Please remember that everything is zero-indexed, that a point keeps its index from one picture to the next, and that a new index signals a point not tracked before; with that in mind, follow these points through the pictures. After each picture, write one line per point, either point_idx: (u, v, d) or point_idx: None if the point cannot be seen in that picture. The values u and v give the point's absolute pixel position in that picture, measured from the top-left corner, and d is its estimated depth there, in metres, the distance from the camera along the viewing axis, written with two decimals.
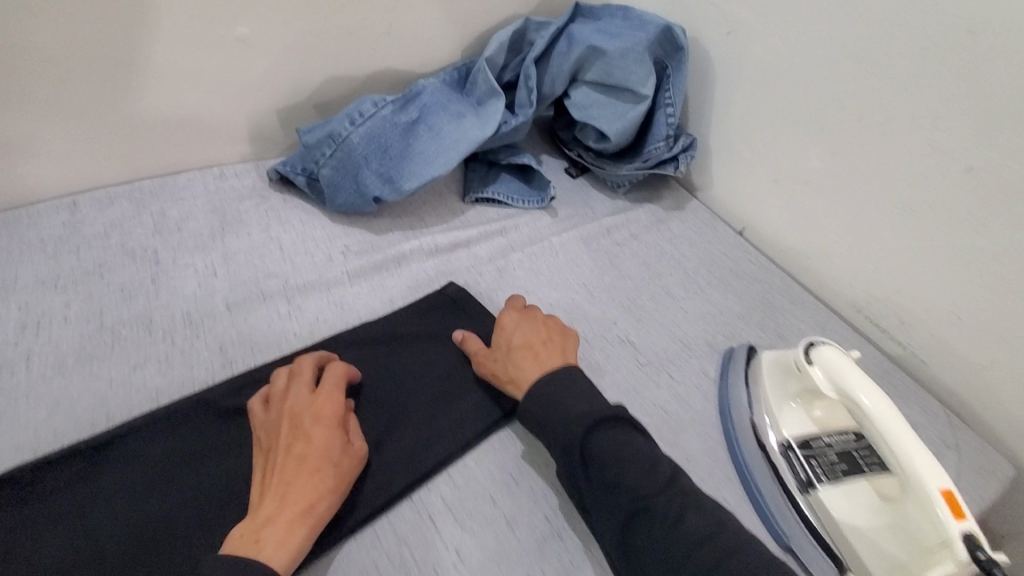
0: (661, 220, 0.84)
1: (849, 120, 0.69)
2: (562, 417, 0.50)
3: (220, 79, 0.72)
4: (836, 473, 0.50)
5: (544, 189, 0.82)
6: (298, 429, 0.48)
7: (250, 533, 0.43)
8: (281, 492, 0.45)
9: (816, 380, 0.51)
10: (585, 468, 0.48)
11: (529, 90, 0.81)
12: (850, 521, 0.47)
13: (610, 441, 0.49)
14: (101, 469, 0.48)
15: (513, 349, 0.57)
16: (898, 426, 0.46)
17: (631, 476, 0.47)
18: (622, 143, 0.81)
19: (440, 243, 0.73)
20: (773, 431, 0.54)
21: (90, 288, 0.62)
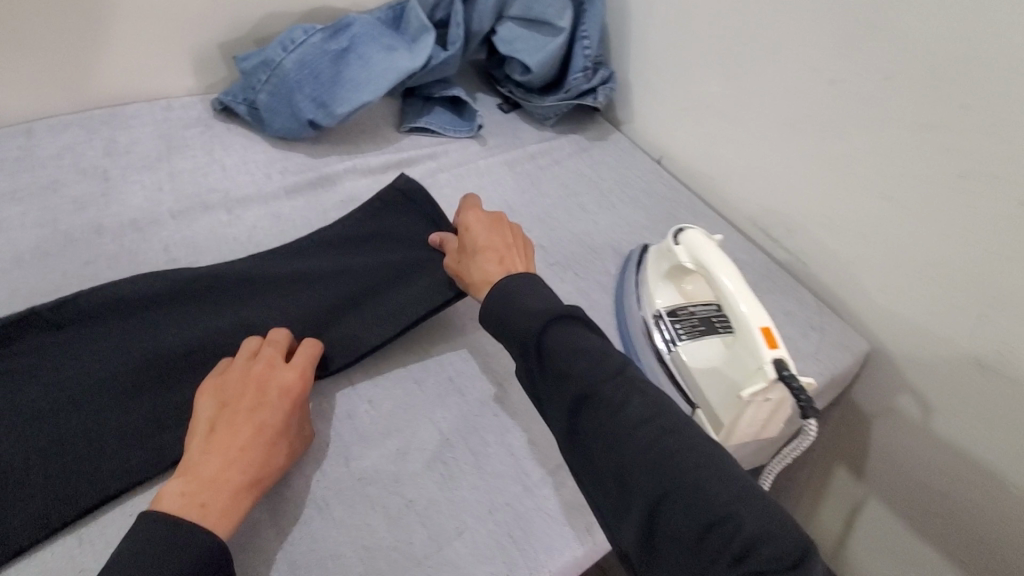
0: (584, 148, 0.91)
1: (739, 45, 0.76)
2: (518, 313, 0.51)
3: (161, 11, 0.77)
4: (694, 332, 0.60)
5: (473, 119, 0.89)
6: (263, 397, 0.49)
7: (193, 496, 0.44)
8: (230, 456, 0.46)
9: (680, 257, 0.61)
10: (538, 359, 0.49)
11: (457, 26, 0.87)
12: (699, 365, 0.58)
13: (565, 335, 0.49)
14: (54, 338, 0.54)
15: (479, 252, 0.58)
16: (736, 283, 0.56)
17: (583, 367, 0.47)
18: (545, 75, 0.88)
19: (373, 164, 0.80)
20: (649, 305, 0.63)
21: (44, 200, 0.68)
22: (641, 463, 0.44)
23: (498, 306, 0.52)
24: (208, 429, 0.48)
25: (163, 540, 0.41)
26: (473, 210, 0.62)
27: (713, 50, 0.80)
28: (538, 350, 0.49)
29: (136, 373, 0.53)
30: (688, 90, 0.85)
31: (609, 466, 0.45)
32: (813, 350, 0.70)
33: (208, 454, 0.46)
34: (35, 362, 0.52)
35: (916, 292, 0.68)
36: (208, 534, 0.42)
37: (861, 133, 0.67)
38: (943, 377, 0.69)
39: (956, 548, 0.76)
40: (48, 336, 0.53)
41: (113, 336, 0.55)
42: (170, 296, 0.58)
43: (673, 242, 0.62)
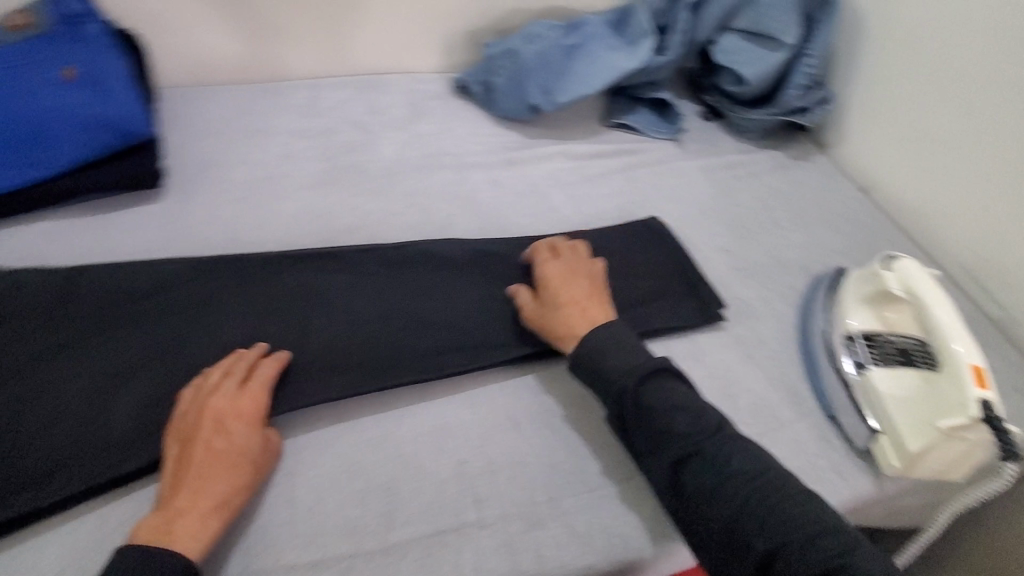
0: (783, 166, 0.91)
1: (996, 78, 0.71)
2: (616, 366, 0.55)
3: (432, 1, 0.92)
4: (888, 361, 0.59)
5: (676, 122, 0.93)
6: (219, 427, 0.50)
7: (164, 524, 0.46)
8: (216, 488, 0.47)
9: (889, 283, 0.61)
10: (632, 414, 0.52)
11: (679, 33, 0.91)
12: (889, 391, 0.57)
13: (657, 393, 0.53)
14: (333, 271, 0.65)
15: (562, 303, 0.61)
16: (951, 320, 0.56)
17: (683, 425, 0.51)
18: (758, 88, 0.89)
19: (580, 151, 0.87)
20: (842, 324, 0.63)
21: (325, 140, 0.85)
22: (757, 523, 0.46)
23: (597, 361, 0.56)
24: (176, 446, 0.50)
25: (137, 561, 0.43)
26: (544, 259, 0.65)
27: (959, 81, 0.75)
28: (613, 398, 0.54)
29: (398, 302, 0.64)
30: (917, 121, 0.81)
31: (722, 522, 0.47)
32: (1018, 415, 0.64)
33: (189, 483, 0.48)
34: (328, 278, 0.65)
35: None
36: (178, 558, 0.44)
37: None
38: None
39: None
40: (338, 259, 0.66)
41: (382, 269, 0.66)
42: (419, 246, 0.68)
43: (882, 266, 0.62)
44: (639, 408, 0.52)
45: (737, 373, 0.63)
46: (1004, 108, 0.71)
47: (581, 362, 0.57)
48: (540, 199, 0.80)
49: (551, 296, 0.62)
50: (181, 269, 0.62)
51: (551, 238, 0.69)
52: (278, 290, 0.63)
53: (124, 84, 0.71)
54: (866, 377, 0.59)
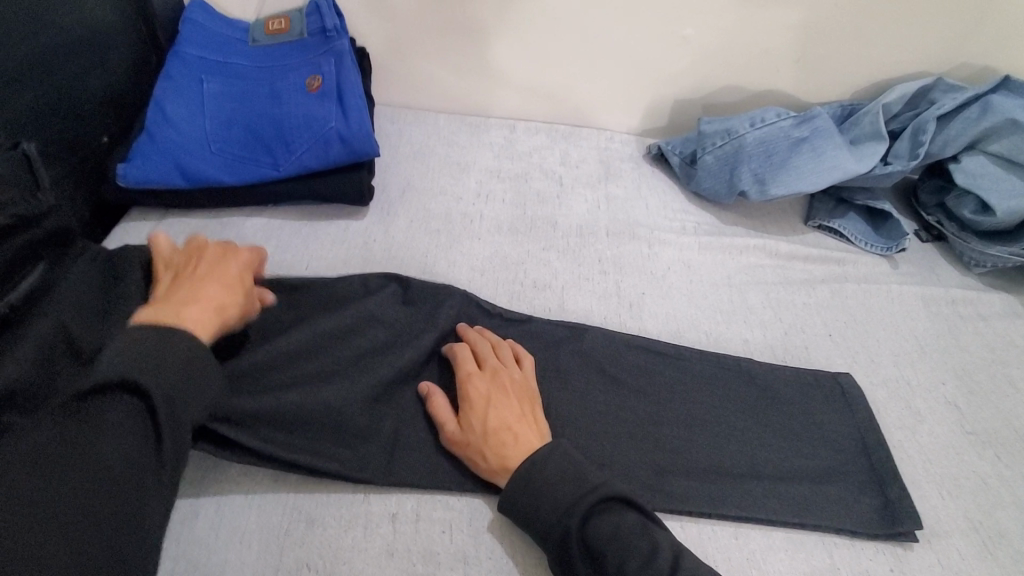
0: (1018, 313, 0.78)
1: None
2: (554, 503, 0.46)
3: (649, 65, 0.89)
4: None
5: (894, 240, 0.83)
6: (211, 259, 0.56)
7: (167, 313, 0.48)
8: (210, 295, 0.51)
9: None
10: (582, 561, 0.44)
11: (918, 144, 0.82)
12: None
13: (607, 524, 0.45)
14: (526, 338, 0.61)
15: (487, 430, 0.50)
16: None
17: (633, 567, 0.43)
18: (1007, 223, 0.77)
19: (781, 250, 0.80)
20: None
21: (517, 185, 0.83)
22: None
23: (531, 494, 0.47)
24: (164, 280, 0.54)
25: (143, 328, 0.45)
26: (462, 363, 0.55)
27: None
28: (561, 539, 0.45)
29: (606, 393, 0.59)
30: None
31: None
32: None
33: (185, 293, 0.51)
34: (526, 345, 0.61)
35: None
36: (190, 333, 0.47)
37: None
38: None
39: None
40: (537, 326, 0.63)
41: (591, 349, 0.61)
42: (609, 333, 0.63)
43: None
44: (587, 554, 0.44)
45: (974, 571, 0.52)
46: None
47: (522, 502, 0.47)
48: (736, 296, 0.73)
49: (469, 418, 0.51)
50: (379, 295, 0.60)
51: (466, 334, 0.59)
52: None
53: (361, 101, 0.71)
54: None
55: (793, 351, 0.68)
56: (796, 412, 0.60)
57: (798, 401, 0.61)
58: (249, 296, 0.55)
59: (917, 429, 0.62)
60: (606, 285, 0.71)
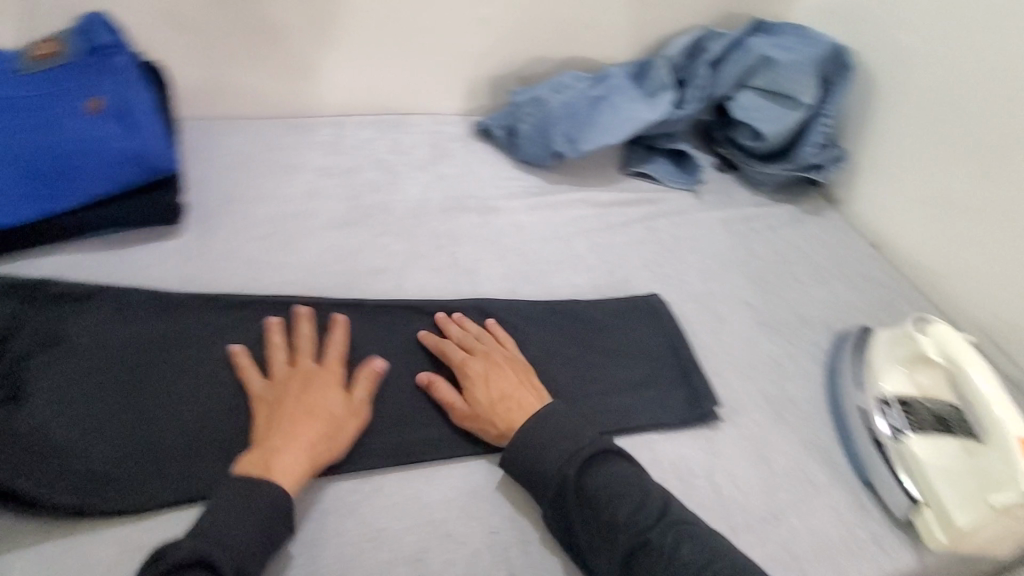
0: (798, 220, 0.92)
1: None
2: (534, 455, 0.54)
3: (461, 46, 0.93)
4: (927, 428, 0.57)
5: (693, 173, 0.96)
6: (303, 395, 0.55)
7: (263, 461, 0.51)
8: (297, 429, 0.53)
9: (924, 346, 0.60)
10: (578, 506, 0.52)
11: (697, 89, 0.94)
12: (933, 462, 0.55)
13: (605, 478, 0.52)
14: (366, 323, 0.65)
15: (490, 402, 0.57)
16: (989, 374, 0.56)
17: (626, 513, 0.50)
18: (776, 144, 0.92)
19: (601, 199, 0.88)
20: (875, 386, 0.61)
21: (347, 179, 0.84)
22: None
23: (528, 454, 0.54)
24: (265, 417, 0.55)
25: (240, 487, 0.49)
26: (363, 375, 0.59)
27: (981, 143, 0.78)
28: (557, 489, 0.53)
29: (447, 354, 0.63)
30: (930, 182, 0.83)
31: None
32: None
33: (274, 432, 0.53)
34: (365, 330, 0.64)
35: None
36: (276, 487, 0.49)
37: None
38: None
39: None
40: (375, 309, 0.65)
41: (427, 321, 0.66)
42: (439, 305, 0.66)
43: (916, 329, 0.61)
44: (581, 501, 0.52)
45: (770, 435, 0.62)
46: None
47: (526, 465, 0.54)
48: (563, 247, 0.79)
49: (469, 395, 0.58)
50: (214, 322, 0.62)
51: (441, 319, 0.64)
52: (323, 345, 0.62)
53: (154, 118, 0.69)
54: (906, 445, 0.57)
55: (615, 286, 0.75)
56: (618, 337, 0.67)
57: (620, 328, 0.68)
58: (345, 423, 0.56)
59: (720, 330, 0.72)
60: (441, 258, 0.74)
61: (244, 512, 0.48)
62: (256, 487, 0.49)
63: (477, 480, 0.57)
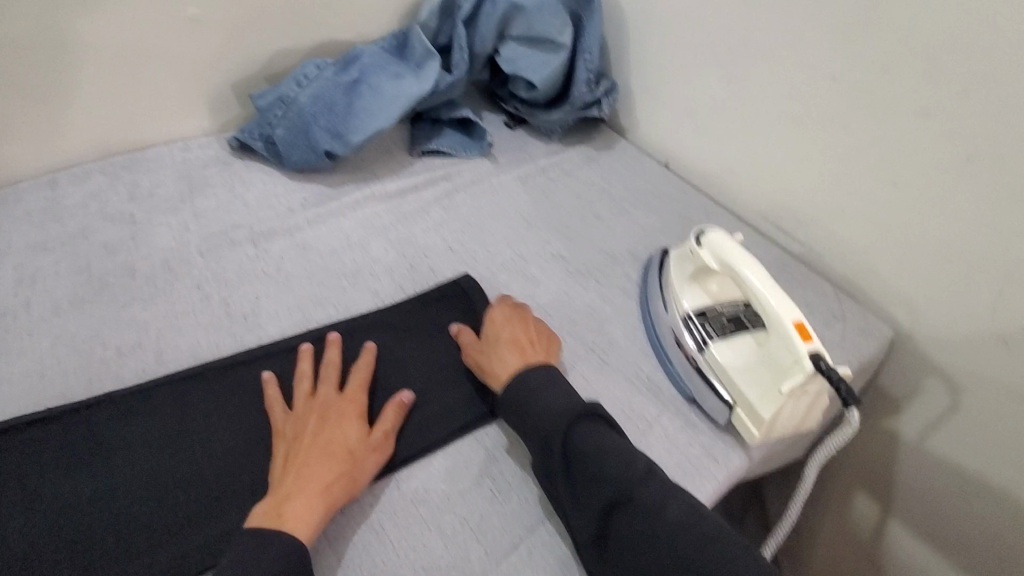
0: (592, 159, 0.93)
1: (752, 37, 0.76)
2: (582, 428, 0.51)
3: (177, 58, 0.78)
4: (725, 332, 0.60)
5: (482, 138, 0.91)
6: (325, 422, 0.52)
7: (274, 509, 0.47)
8: (310, 473, 0.49)
9: (704, 257, 0.62)
10: (561, 459, 0.50)
11: (461, 49, 0.90)
12: (733, 363, 0.58)
13: (593, 435, 0.51)
14: (135, 412, 0.55)
15: (499, 340, 0.59)
16: (756, 266, 0.58)
17: (615, 467, 0.49)
18: (550, 90, 0.91)
19: (390, 190, 0.81)
20: (676, 306, 0.64)
21: (76, 247, 0.69)
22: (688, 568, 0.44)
23: (525, 400, 0.54)
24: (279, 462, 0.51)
25: (252, 540, 0.45)
26: (505, 302, 0.64)
27: (716, 46, 0.81)
28: (544, 437, 0.52)
29: (238, 420, 0.55)
30: (690, 94, 0.87)
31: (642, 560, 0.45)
32: (837, 339, 0.70)
33: (289, 478, 0.49)
34: (129, 427, 0.54)
35: (940, 276, 0.68)
36: (291, 538, 0.45)
37: (873, 122, 0.68)
38: (973, 362, 0.68)
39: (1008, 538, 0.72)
40: (138, 398, 0.56)
41: (206, 390, 0.57)
42: (229, 363, 0.59)
43: (695, 244, 0.64)
44: (569, 459, 0.50)
45: (596, 384, 0.62)
46: (770, 61, 0.75)
47: (517, 392, 0.54)
48: (357, 254, 0.72)
49: (499, 324, 0.61)
50: None
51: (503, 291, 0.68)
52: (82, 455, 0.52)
53: None
54: (709, 354, 0.59)
55: (421, 280, 0.70)
56: (431, 335, 0.64)
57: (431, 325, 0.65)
58: (364, 462, 0.51)
59: (534, 293, 0.70)
60: (213, 309, 0.64)
61: (254, 566, 0.43)
62: (262, 548, 0.44)
63: None
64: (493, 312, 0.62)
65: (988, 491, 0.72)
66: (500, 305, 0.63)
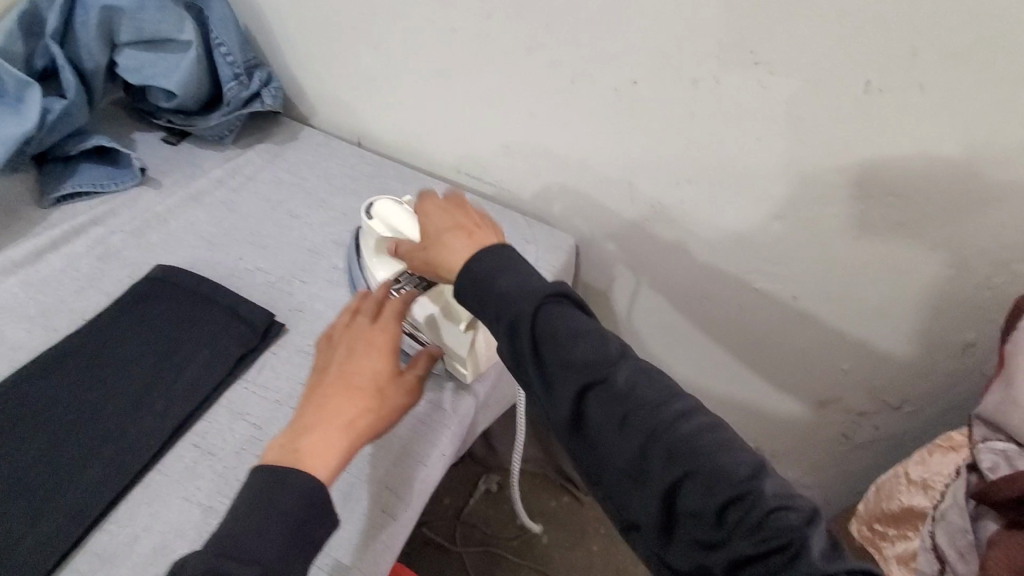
0: (276, 155, 0.88)
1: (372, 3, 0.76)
2: (558, 315, 0.45)
3: None
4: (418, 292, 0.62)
5: (132, 164, 0.78)
6: (348, 361, 0.51)
7: (290, 449, 0.47)
8: (334, 413, 0.49)
9: (377, 229, 0.63)
10: (530, 349, 0.45)
11: (62, 69, 0.76)
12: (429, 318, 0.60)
13: (562, 320, 0.45)
14: None
15: (442, 229, 0.53)
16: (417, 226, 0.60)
17: (586, 352, 0.44)
18: (196, 94, 0.82)
19: (16, 257, 0.67)
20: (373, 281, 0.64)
21: None
22: (665, 450, 0.42)
23: (483, 286, 0.48)
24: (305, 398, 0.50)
25: (268, 482, 0.45)
26: (432, 196, 0.58)
27: (348, 15, 0.79)
28: (512, 327, 0.46)
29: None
30: (347, 68, 0.86)
31: (613, 436, 0.43)
32: (534, 260, 0.79)
33: (314, 413, 0.49)
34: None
35: (591, 182, 0.79)
36: (309, 481, 0.45)
37: (496, 65, 0.74)
38: (635, 242, 0.83)
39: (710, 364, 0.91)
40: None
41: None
42: None
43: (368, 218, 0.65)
44: (540, 342, 0.45)
45: None
46: (398, 22, 0.77)
47: (472, 279, 0.48)
48: None
49: (435, 216, 0.55)
50: None
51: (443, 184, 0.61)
52: None
53: None
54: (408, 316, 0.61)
55: None
56: (106, 409, 0.55)
57: (103, 398, 0.56)
58: (388, 400, 0.51)
59: None
60: None
61: (269, 508, 0.44)
62: (280, 490, 0.45)
63: None
64: (426, 202, 0.57)
65: (684, 334, 0.90)
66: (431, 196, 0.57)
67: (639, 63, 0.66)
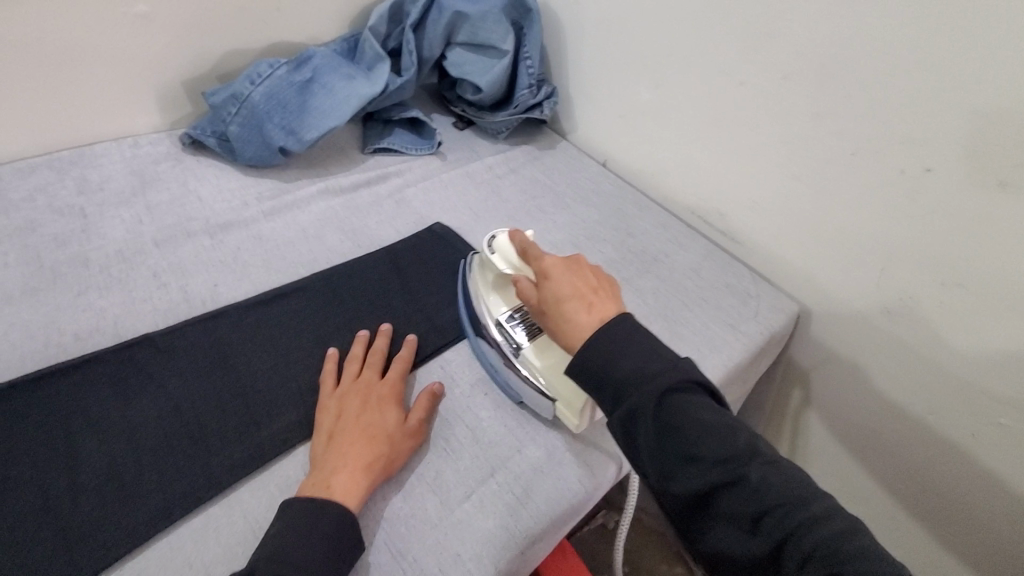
0: (536, 157, 1.01)
1: (672, 46, 0.85)
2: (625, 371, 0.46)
3: (123, 55, 0.79)
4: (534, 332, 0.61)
5: (432, 137, 0.96)
6: (369, 404, 0.55)
7: (320, 481, 0.49)
8: (351, 450, 0.51)
9: (497, 264, 0.61)
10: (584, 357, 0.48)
11: (410, 53, 0.95)
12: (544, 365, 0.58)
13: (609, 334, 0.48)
14: (118, 361, 0.57)
15: (560, 298, 0.52)
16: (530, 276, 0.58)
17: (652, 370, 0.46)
18: (495, 94, 0.98)
19: (343, 185, 0.85)
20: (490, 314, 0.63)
21: (25, 239, 0.69)
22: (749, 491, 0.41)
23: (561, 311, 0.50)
24: (323, 433, 0.53)
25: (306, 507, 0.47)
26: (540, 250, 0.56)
27: (643, 54, 0.89)
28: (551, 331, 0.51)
29: (191, 392, 0.56)
30: (623, 98, 0.95)
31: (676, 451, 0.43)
32: (752, 313, 0.80)
33: (331, 456, 0.51)
34: (80, 394, 0.54)
35: (832, 252, 0.79)
36: (339, 510, 0.47)
37: (776, 121, 0.78)
38: (862, 327, 0.80)
39: (902, 477, 0.83)
40: (84, 367, 0.56)
41: (159, 363, 0.57)
42: (212, 317, 0.62)
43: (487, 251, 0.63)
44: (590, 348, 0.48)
45: None
46: (689, 68, 0.84)
47: (585, 357, 0.48)
48: (315, 244, 0.75)
49: (554, 277, 0.53)
50: None
51: (518, 240, 0.59)
52: (69, 403, 0.53)
53: None
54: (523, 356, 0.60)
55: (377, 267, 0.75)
56: (386, 317, 0.67)
57: (386, 306, 0.68)
58: (399, 445, 0.54)
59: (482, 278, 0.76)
60: (172, 296, 0.65)
61: (309, 530, 0.46)
62: (316, 515, 0.47)
63: (260, 501, 0.51)
64: (544, 258, 0.55)
65: (885, 441, 0.83)
66: (552, 254, 0.55)
67: (935, 152, 0.65)
